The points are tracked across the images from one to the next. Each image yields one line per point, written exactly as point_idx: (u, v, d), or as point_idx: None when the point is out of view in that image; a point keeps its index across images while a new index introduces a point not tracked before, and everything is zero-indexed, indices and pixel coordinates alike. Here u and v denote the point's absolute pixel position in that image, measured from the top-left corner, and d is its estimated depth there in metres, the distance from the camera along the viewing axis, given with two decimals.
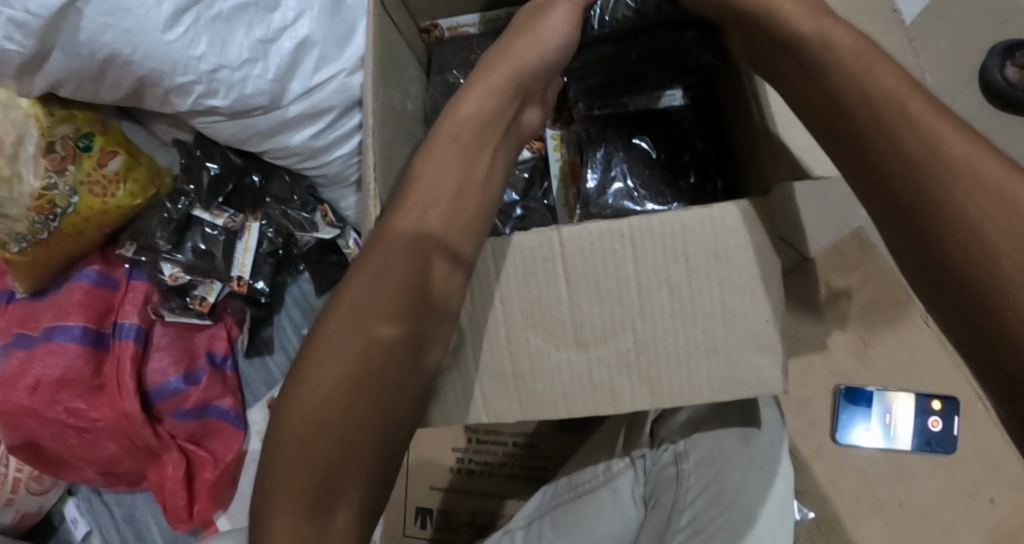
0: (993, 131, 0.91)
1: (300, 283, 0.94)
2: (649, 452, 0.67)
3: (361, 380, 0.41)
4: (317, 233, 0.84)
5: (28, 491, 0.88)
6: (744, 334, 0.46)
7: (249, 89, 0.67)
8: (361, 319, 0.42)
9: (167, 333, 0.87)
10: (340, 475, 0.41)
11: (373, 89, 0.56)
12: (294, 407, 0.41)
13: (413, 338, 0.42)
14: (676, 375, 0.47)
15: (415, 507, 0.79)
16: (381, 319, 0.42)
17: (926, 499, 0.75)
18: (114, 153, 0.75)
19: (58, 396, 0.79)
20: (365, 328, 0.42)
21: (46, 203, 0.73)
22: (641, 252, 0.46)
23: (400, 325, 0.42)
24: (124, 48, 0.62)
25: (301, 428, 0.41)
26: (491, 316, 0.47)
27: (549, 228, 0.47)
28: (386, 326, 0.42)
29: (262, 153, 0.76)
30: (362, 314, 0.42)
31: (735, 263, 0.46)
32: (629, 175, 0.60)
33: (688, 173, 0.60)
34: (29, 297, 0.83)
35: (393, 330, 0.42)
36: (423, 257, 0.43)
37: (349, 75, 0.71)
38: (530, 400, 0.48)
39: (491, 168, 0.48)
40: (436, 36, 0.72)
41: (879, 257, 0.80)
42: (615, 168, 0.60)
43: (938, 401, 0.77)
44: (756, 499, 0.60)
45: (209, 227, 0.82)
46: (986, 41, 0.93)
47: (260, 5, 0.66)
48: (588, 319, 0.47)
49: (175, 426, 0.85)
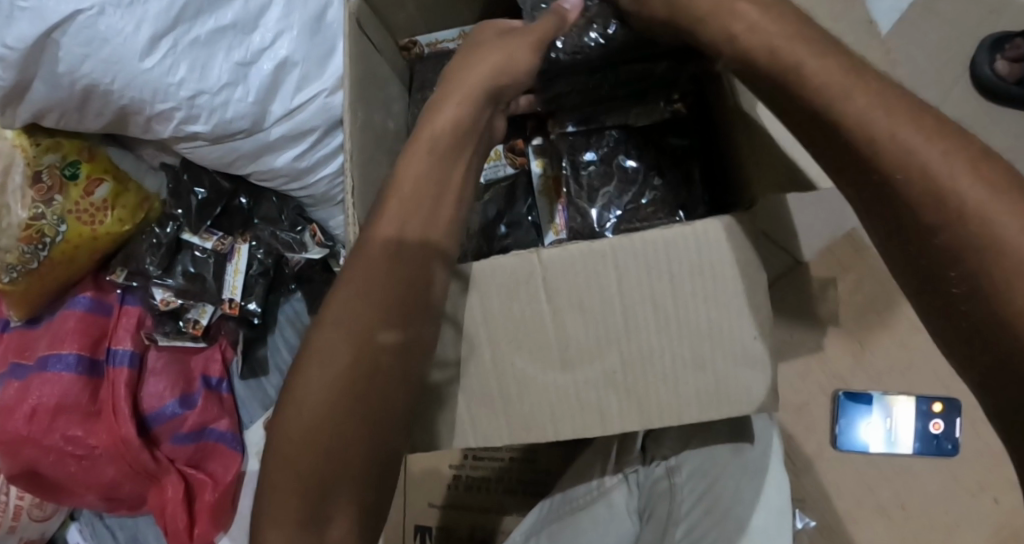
0: (984, 127, 0.89)
1: (293, 302, 0.92)
2: (642, 468, 0.68)
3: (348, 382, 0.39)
4: (306, 253, 0.82)
5: (30, 518, 0.88)
6: (729, 350, 0.46)
7: (230, 114, 0.67)
8: (363, 320, 0.40)
9: (162, 357, 0.87)
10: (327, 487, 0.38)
11: (354, 112, 0.56)
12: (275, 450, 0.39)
13: (413, 342, 0.40)
14: (664, 392, 0.47)
15: (415, 525, 0.79)
16: (384, 323, 0.40)
17: (928, 501, 0.74)
18: (102, 180, 0.75)
19: (55, 424, 0.79)
20: (364, 329, 0.40)
21: (35, 233, 0.73)
22: (624, 270, 0.45)
23: (402, 331, 0.40)
24: (103, 77, 0.62)
25: (296, 432, 0.39)
26: (476, 337, 0.47)
27: (529, 250, 0.46)
28: (387, 333, 0.40)
29: (248, 175, 0.76)
30: (361, 314, 0.40)
31: (721, 279, 0.45)
32: (618, 201, 0.59)
33: (666, 137, 0.61)
34: (24, 325, 0.84)
35: (395, 337, 0.40)
36: (424, 268, 0.42)
37: (330, 94, 0.70)
38: (519, 422, 0.48)
39: (469, 165, 0.45)
40: (417, 53, 0.71)
41: (872, 258, 0.77)
42: (606, 196, 0.60)
43: (940, 403, 0.76)
44: (749, 508, 0.59)
45: (199, 250, 0.82)
46: (974, 33, 0.92)
47: (238, 29, 0.65)
48: (574, 338, 0.47)
49: (174, 450, 0.86)
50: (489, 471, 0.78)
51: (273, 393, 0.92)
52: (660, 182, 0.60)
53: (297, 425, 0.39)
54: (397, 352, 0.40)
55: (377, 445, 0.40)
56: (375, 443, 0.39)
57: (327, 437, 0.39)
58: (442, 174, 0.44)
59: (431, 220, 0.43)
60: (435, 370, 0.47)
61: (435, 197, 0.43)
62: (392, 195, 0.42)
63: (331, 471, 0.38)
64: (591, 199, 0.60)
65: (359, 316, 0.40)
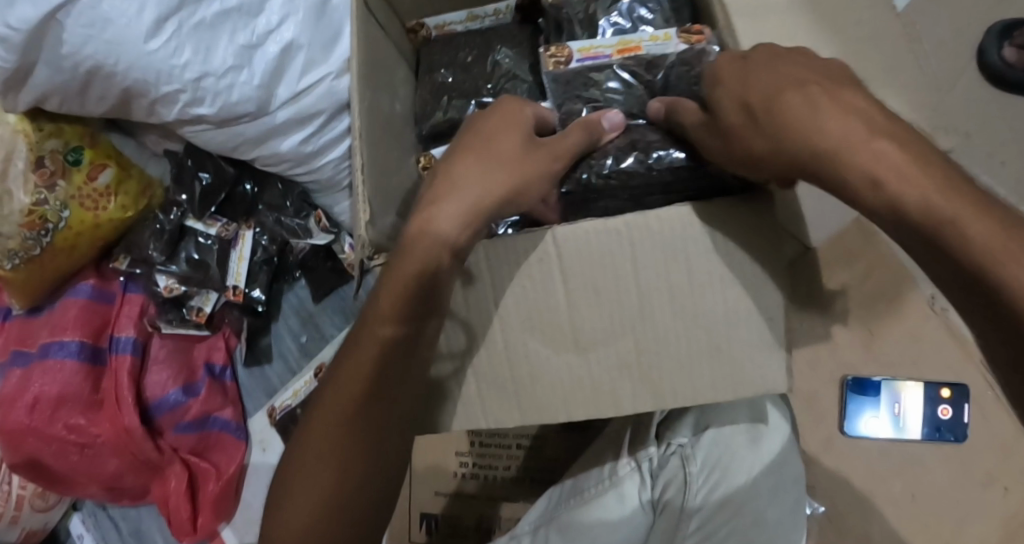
0: (993, 113, 0.89)
1: (297, 290, 0.92)
2: (656, 454, 0.64)
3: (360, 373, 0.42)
4: (311, 239, 0.82)
5: (32, 509, 0.87)
6: (746, 331, 0.45)
7: (235, 97, 0.66)
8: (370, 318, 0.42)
9: (165, 345, 0.86)
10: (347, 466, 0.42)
11: (361, 92, 0.55)
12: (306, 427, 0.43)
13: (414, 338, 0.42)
14: (678, 375, 0.46)
15: (420, 514, 0.78)
16: (383, 319, 0.42)
17: (937, 488, 0.74)
18: (104, 166, 0.74)
19: (58, 413, 0.78)
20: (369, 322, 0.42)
21: (37, 219, 0.72)
22: (638, 249, 0.45)
23: (400, 326, 0.42)
24: (107, 59, 0.61)
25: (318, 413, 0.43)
26: (488, 318, 0.47)
27: (543, 229, 0.46)
28: (388, 328, 0.42)
29: (253, 160, 0.75)
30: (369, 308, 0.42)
31: (735, 259, 0.45)
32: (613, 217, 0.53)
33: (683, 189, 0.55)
34: (26, 314, 0.83)
35: (394, 331, 0.42)
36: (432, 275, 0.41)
37: (336, 78, 0.70)
38: (531, 405, 0.47)
39: None
40: (424, 36, 0.70)
41: (882, 243, 0.77)
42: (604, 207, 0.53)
43: (948, 389, 0.75)
44: (768, 503, 0.62)
45: (203, 237, 0.81)
46: (984, 18, 0.91)
47: (243, 11, 0.65)
48: (586, 321, 0.46)
49: (179, 439, 0.85)
50: (496, 459, 0.77)
51: (276, 382, 0.92)
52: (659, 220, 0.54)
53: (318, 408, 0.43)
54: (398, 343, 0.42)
55: (389, 433, 0.42)
56: (386, 427, 0.42)
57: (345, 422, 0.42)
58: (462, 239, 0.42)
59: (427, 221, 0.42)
60: (437, 364, 0.47)
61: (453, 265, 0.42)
62: None
63: (350, 466, 0.42)
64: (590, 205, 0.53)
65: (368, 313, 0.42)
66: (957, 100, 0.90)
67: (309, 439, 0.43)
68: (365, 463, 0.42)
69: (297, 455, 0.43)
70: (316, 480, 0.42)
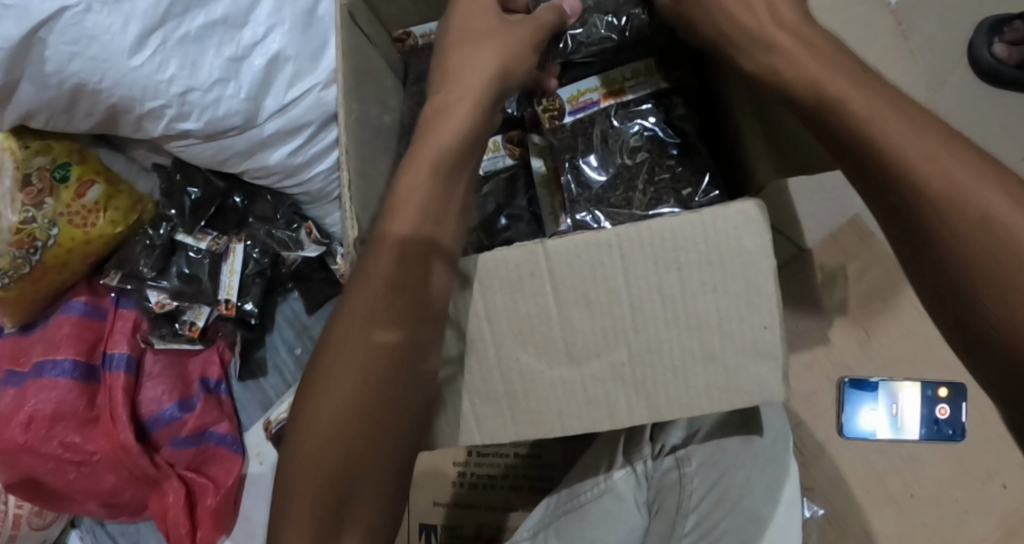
0: (984, 109, 0.89)
1: (290, 302, 0.92)
2: (650, 458, 0.66)
3: (363, 394, 0.42)
4: (303, 251, 0.82)
5: (30, 527, 0.87)
6: (741, 342, 0.45)
7: (222, 110, 0.66)
8: (362, 328, 0.42)
9: (160, 360, 0.86)
10: (352, 483, 0.42)
11: (349, 105, 0.55)
12: (302, 447, 0.42)
13: (417, 347, 0.43)
14: (674, 387, 0.45)
15: (420, 524, 0.78)
16: (382, 325, 0.42)
17: (937, 488, 0.74)
18: (93, 182, 0.74)
19: (53, 431, 0.78)
20: (364, 332, 0.42)
21: (26, 237, 0.71)
22: (630, 261, 0.44)
23: (400, 334, 0.42)
24: (92, 76, 0.60)
25: (313, 430, 0.42)
26: (479, 333, 0.46)
27: (533, 242, 0.45)
28: (386, 333, 0.42)
29: (242, 173, 0.75)
30: (361, 318, 0.42)
31: (730, 270, 0.44)
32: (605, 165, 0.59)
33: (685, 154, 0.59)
34: (18, 332, 0.83)
35: (391, 336, 0.42)
36: (423, 264, 0.43)
37: (324, 88, 0.69)
38: (525, 419, 0.47)
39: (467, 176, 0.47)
40: (411, 45, 0.69)
41: (877, 243, 0.77)
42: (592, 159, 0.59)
43: (946, 388, 0.75)
44: (764, 502, 0.60)
45: (194, 251, 0.81)
46: (975, 13, 0.91)
47: (228, 23, 0.64)
48: (580, 333, 0.46)
49: (174, 455, 0.85)
50: (493, 468, 0.77)
51: (273, 394, 0.91)
52: (646, 174, 0.59)
53: (315, 425, 0.42)
54: (396, 354, 0.42)
55: (395, 441, 0.42)
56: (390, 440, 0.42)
57: (346, 436, 0.42)
58: (436, 203, 0.45)
59: (428, 221, 0.44)
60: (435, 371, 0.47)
61: (441, 211, 0.45)
62: (400, 211, 0.44)
63: (347, 475, 0.42)
64: (587, 163, 0.59)
65: (359, 332, 0.42)
66: (949, 96, 0.90)
67: (307, 459, 0.42)
68: (365, 481, 0.42)
69: (292, 474, 0.42)
70: (310, 497, 0.41)
